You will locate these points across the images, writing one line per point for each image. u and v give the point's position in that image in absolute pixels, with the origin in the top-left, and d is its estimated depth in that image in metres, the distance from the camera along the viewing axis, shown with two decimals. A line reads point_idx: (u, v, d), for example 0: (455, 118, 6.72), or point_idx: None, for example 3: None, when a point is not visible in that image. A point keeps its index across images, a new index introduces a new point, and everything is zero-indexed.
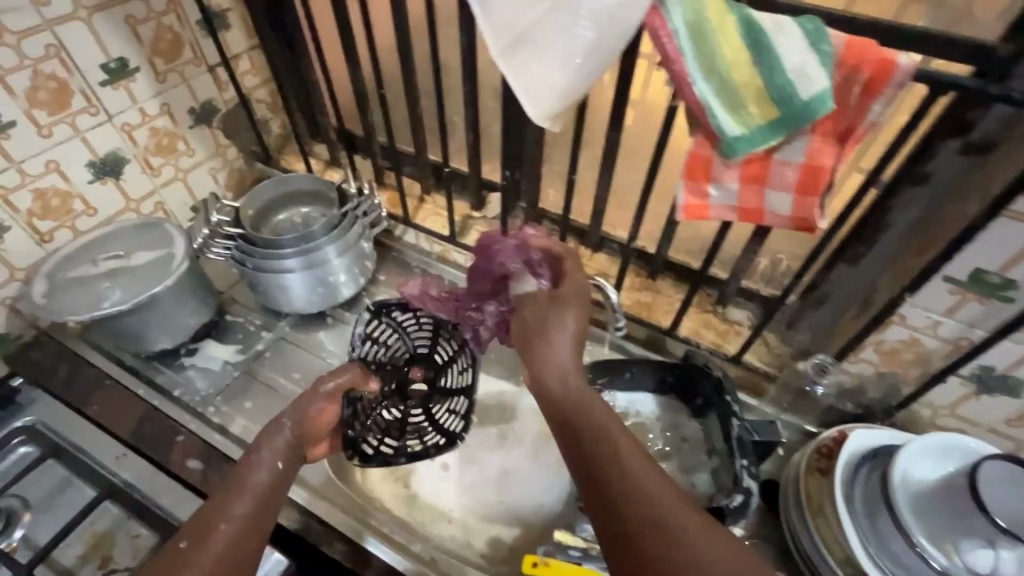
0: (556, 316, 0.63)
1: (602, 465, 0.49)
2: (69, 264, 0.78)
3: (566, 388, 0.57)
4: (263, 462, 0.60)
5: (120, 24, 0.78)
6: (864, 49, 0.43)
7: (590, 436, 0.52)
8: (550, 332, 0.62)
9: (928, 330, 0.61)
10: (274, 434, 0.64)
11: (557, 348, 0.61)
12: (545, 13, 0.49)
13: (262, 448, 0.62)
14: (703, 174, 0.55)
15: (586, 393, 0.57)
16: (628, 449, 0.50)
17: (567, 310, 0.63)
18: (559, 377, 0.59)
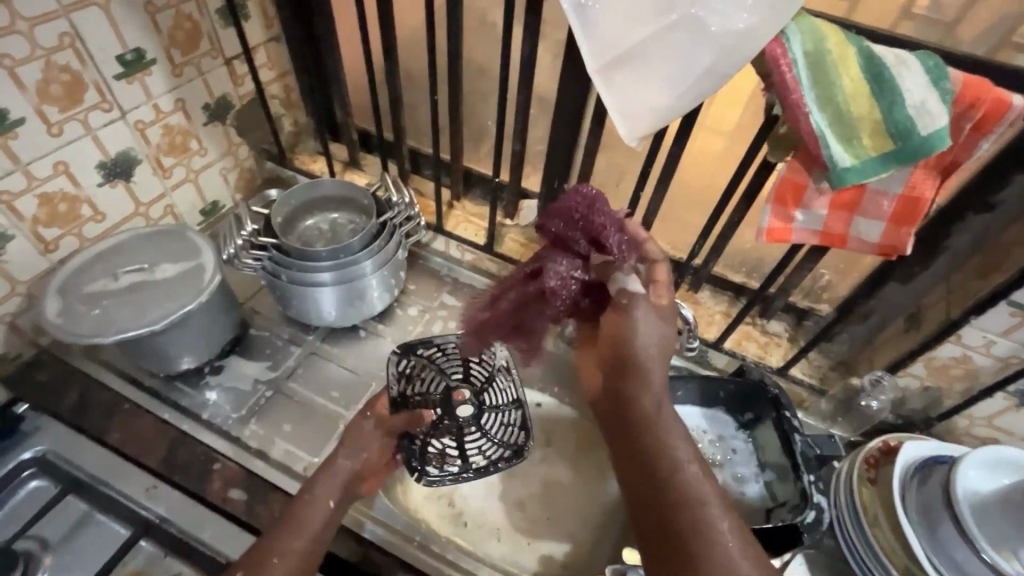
0: (636, 301, 0.57)
1: (659, 466, 0.47)
2: (83, 279, 0.71)
3: (630, 379, 0.53)
4: (318, 501, 0.62)
5: (139, 12, 0.71)
6: (983, 89, 0.44)
7: (649, 436, 0.49)
8: (631, 318, 0.56)
9: (981, 348, 0.64)
10: (337, 462, 0.66)
11: (637, 336, 0.55)
12: (656, 35, 0.48)
13: (315, 486, 0.64)
14: (792, 200, 0.55)
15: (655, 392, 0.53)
16: (691, 461, 0.47)
17: (652, 301, 0.57)
18: (631, 367, 0.54)
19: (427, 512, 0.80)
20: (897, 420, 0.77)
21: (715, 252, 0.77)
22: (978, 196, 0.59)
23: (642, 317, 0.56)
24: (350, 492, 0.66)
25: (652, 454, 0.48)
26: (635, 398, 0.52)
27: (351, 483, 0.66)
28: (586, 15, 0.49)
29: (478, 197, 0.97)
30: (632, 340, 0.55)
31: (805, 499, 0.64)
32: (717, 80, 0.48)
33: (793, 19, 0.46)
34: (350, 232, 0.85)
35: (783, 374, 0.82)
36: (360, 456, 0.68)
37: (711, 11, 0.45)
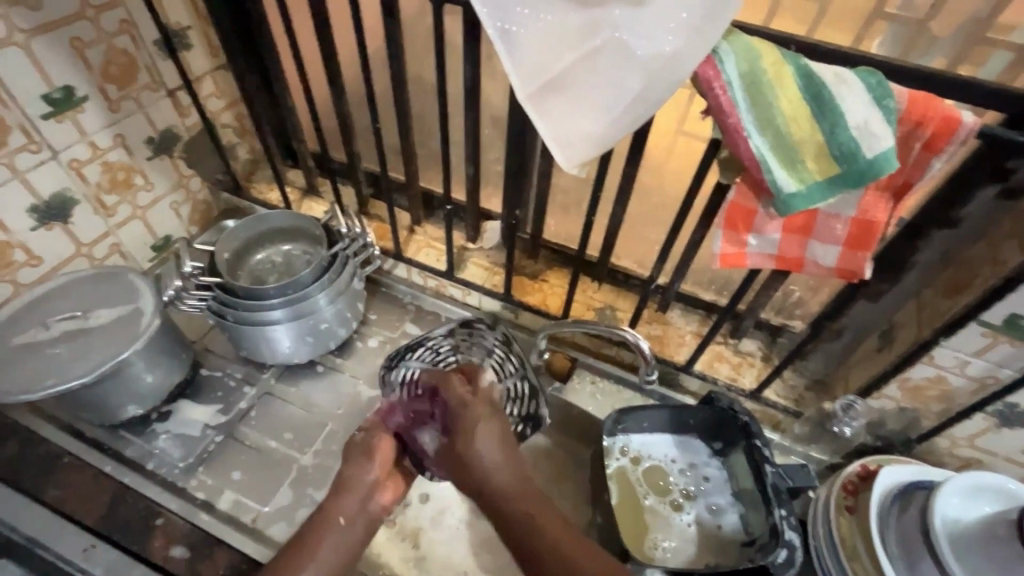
0: (470, 436, 0.59)
1: (531, 531, 0.51)
2: (15, 328, 0.68)
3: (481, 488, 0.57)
4: (328, 520, 0.58)
5: (66, 48, 0.69)
6: (928, 106, 0.42)
7: (530, 529, 0.52)
8: (467, 437, 0.59)
9: (955, 368, 0.61)
10: (352, 475, 0.62)
11: (475, 452, 0.58)
12: (579, 62, 0.45)
13: (328, 504, 0.60)
14: (743, 224, 0.52)
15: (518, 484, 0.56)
16: (554, 528, 0.51)
17: (480, 423, 0.60)
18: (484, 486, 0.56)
19: (389, 556, 0.74)
20: (877, 441, 0.73)
21: (677, 271, 0.73)
22: (941, 209, 0.56)
23: (477, 430, 0.59)
24: (367, 508, 0.61)
25: (521, 533, 0.52)
26: (503, 491, 0.55)
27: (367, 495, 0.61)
28: (511, 41, 0.46)
29: (439, 220, 0.93)
30: (478, 468, 0.57)
31: (777, 535, 0.61)
32: (650, 104, 0.45)
33: (726, 38, 0.43)
34: (303, 264, 0.82)
35: (757, 397, 0.78)
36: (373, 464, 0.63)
37: (636, 34, 0.43)
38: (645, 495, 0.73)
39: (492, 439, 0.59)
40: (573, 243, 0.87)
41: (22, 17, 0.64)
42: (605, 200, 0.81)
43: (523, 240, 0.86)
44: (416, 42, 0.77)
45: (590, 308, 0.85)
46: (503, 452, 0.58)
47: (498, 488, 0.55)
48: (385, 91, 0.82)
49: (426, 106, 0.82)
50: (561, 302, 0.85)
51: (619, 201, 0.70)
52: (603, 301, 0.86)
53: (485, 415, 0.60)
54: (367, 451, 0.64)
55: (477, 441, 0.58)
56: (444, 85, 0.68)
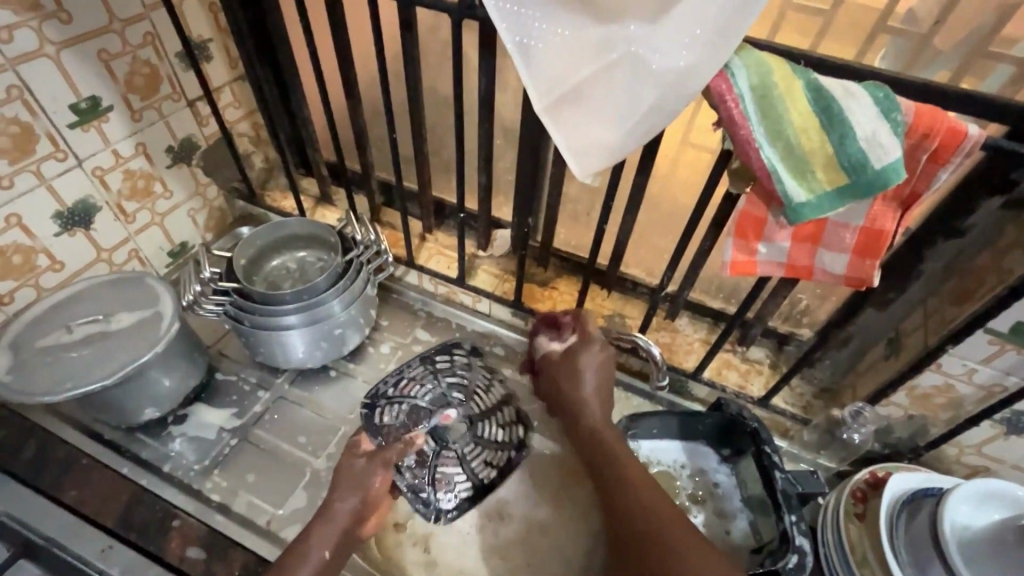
0: (576, 369, 0.69)
1: (616, 470, 0.59)
2: (38, 332, 0.70)
3: (576, 423, 0.67)
4: (313, 549, 0.60)
5: (93, 60, 0.71)
6: (935, 119, 0.43)
7: (616, 472, 0.59)
8: (574, 367, 0.70)
9: (962, 376, 0.61)
10: (335, 506, 0.64)
11: (580, 380, 0.69)
12: (595, 75, 0.47)
13: (312, 532, 0.61)
14: (753, 233, 0.53)
15: (616, 442, 0.63)
16: (640, 484, 0.57)
17: (590, 356, 0.70)
18: (577, 415, 0.67)
19: (400, 560, 0.75)
20: (885, 449, 0.74)
21: (687, 279, 0.74)
22: (946, 220, 0.57)
23: (585, 375, 0.69)
24: (349, 536, 0.64)
25: (603, 459, 0.61)
26: (589, 432, 0.65)
27: (350, 527, 0.64)
28: (529, 56, 0.47)
29: (450, 228, 0.94)
30: (566, 385, 0.70)
31: (786, 541, 0.61)
32: (664, 116, 0.47)
33: (738, 53, 0.45)
34: (317, 271, 0.83)
35: (765, 404, 0.79)
36: (358, 495, 0.66)
37: (651, 49, 0.44)
38: None
39: (595, 380, 0.69)
40: (584, 251, 0.88)
41: (54, 30, 0.66)
42: (615, 209, 0.82)
43: (533, 248, 0.88)
44: (431, 54, 0.79)
45: (600, 315, 0.87)
46: (601, 392, 0.68)
47: (593, 417, 0.66)
48: (400, 102, 0.83)
49: (439, 116, 0.84)
50: (570, 309, 0.87)
51: (630, 210, 0.71)
52: (612, 309, 0.88)
53: (596, 349, 0.70)
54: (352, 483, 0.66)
55: (579, 373, 0.69)
56: (459, 97, 0.69)
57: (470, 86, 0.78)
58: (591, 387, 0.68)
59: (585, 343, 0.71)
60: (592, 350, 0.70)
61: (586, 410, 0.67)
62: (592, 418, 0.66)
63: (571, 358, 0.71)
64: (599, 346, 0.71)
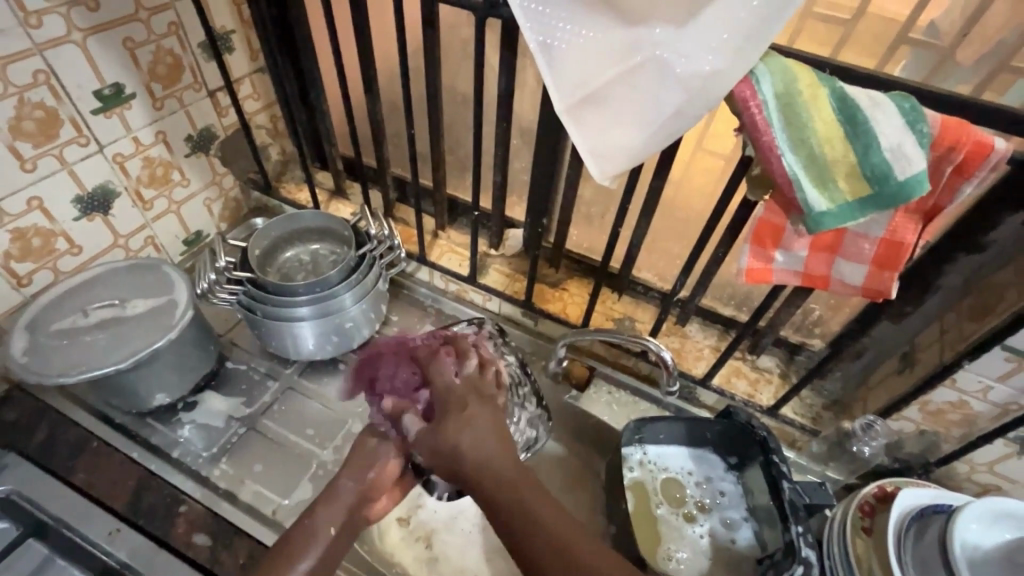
0: (460, 417, 0.56)
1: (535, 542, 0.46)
2: (53, 314, 0.71)
3: (461, 446, 0.54)
4: (319, 525, 0.58)
5: (118, 47, 0.72)
6: (962, 132, 0.43)
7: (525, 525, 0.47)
8: (459, 415, 0.56)
9: (977, 394, 0.61)
10: (340, 484, 0.62)
11: (464, 427, 0.55)
12: (619, 77, 0.47)
13: (317, 510, 0.59)
14: (771, 241, 0.53)
15: (502, 484, 0.50)
16: (551, 516, 0.47)
17: (460, 416, 0.56)
18: (471, 472, 0.52)
19: (403, 554, 0.75)
20: (894, 463, 0.73)
21: (699, 286, 0.74)
22: (969, 235, 0.57)
23: (468, 411, 0.57)
24: (355, 514, 0.62)
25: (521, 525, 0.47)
26: (486, 480, 0.51)
27: (355, 506, 0.61)
28: (553, 56, 0.47)
29: (462, 225, 0.95)
30: (448, 448, 0.55)
31: (793, 552, 0.60)
32: (686, 120, 0.47)
33: (763, 60, 0.45)
34: (330, 263, 0.83)
35: (774, 413, 0.79)
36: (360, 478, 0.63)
37: (675, 53, 0.44)
38: (659, 505, 0.73)
39: (485, 425, 0.55)
40: (596, 254, 0.88)
41: (81, 16, 0.67)
42: (630, 213, 0.82)
43: (546, 248, 0.88)
44: (452, 52, 0.79)
45: (610, 318, 0.86)
46: (496, 436, 0.55)
47: (493, 487, 0.50)
48: (418, 99, 0.84)
49: (456, 115, 0.84)
50: (580, 311, 0.87)
51: (645, 214, 0.71)
52: (622, 313, 0.87)
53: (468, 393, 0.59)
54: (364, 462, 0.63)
55: (464, 423, 0.55)
56: (478, 96, 0.69)
57: (490, 86, 0.79)
58: (463, 444, 0.54)
59: (450, 393, 0.60)
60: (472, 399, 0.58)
61: (461, 463, 0.53)
62: (490, 474, 0.51)
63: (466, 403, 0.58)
64: (477, 394, 0.59)
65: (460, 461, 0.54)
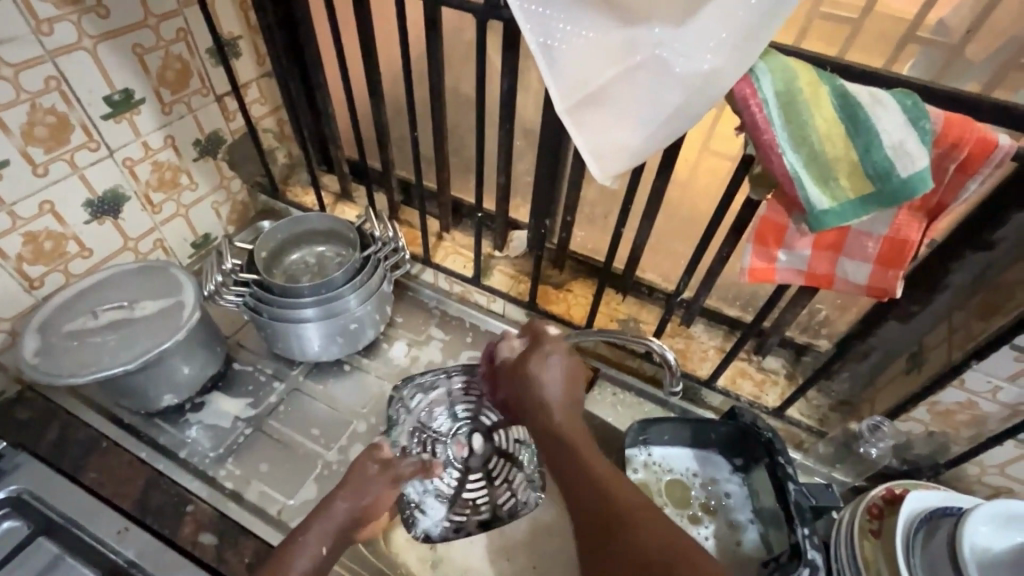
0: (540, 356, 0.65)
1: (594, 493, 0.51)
2: (64, 316, 0.72)
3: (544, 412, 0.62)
4: (309, 543, 0.59)
5: (127, 54, 0.73)
6: (965, 128, 0.42)
7: (607, 496, 0.50)
8: (534, 364, 0.65)
9: (986, 394, 0.60)
10: (334, 504, 0.63)
11: (542, 379, 0.64)
12: (618, 77, 0.47)
13: (311, 528, 0.60)
14: (773, 240, 0.53)
15: (572, 425, 0.60)
16: (613, 482, 0.52)
17: (550, 351, 0.65)
18: (541, 408, 0.62)
19: (407, 555, 0.75)
20: (903, 465, 0.73)
21: (703, 286, 0.73)
22: (975, 234, 0.56)
23: (552, 357, 0.65)
24: (343, 536, 0.62)
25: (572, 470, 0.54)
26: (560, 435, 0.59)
27: (347, 527, 0.63)
28: (552, 56, 0.48)
29: (467, 227, 0.95)
30: (535, 397, 0.63)
31: (799, 554, 0.60)
32: (686, 120, 0.47)
33: (763, 58, 0.44)
34: (335, 265, 0.84)
35: (780, 414, 0.78)
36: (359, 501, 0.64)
37: (674, 53, 0.44)
38: (664, 506, 0.73)
39: (559, 368, 0.64)
40: (600, 254, 0.88)
41: (92, 24, 0.68)
42: (633, 214, 0.82)
43: (550, 249, 0.88)
44: (455, 55, 0.79)
45: (614, 319, 0.86)
46: (568, 386, 0.63)
47: (563, 420, 0.60)
48: (422, 102, 0.84)
49: (459, 117, 0.84)
50: (584, 312, 0.86)
51: (647, 215, 0.71)
52: (626, 313, 0.87)
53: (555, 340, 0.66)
54: (358, 488, 0.65)
55: (546, 366, 0.64)
56: (480, 98, 0.70)
57: (493, 88, 0.79)
58: (555, 379, 0.64)
59: (542, 334, 0.68)
60: (560, 352, 0.66)
61: (547, 413, 0.61)
62: (555, 421, 0.61)
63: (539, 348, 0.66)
64: (569, 348, 0.67)
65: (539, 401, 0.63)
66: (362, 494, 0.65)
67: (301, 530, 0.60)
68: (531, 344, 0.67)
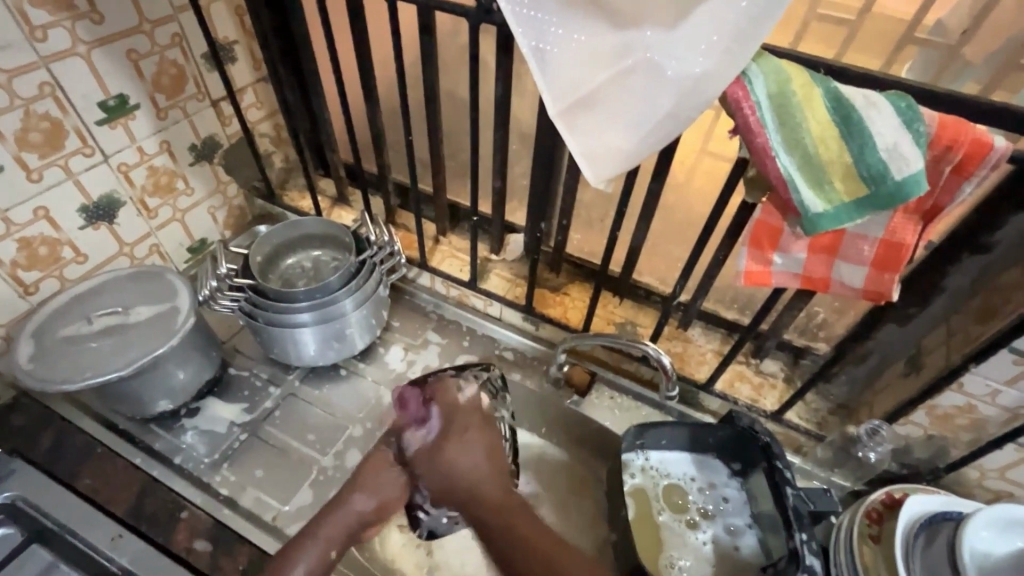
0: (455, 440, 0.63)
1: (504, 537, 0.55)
2: (58, 322, 0.72)
3: (456, 465, 0.61)
4: (317, 543, 0.61)
5: (122, 59, 0.73)
6: (959, 130, 0.42)
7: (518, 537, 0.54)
8: (458, 436, 0.63)
9: (985, 397, 0.60)
10: (352, 498, 0.64)
11: (464, 452, 0.62)
12: (610, 80, 0.47)
13: (319, 530, 0.62)
14: (769, 243, 0.52)
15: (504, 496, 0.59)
16: (543, 537, 0.54)
17: (470, 429, 0.64)
18: (473, 489, 0.59)
19: (404, 561, 0.75)
20: (903, 469, 0.72)
21: (699, 289, 0.73)
22: (973, 236, 0.56)
23: (468, 432, 0.63)
24: (353, 535, 0.64)
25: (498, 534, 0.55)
26: (492, 513, 0.57)
27: (356, 529, 0.64)
28: (545, 60, 0.48)
29: (463, 231, 0.95)
30: (460, 473, 0.61)
31: (797, 560, 0.59)
32: (679, 121, 0.46)
33: (755, 60, 0.44)
34: (331, 270, 0.84)
35: (779, 418, 0.77)
36: (373, 499, 0.65)
37: (666, 55, 0.44)
38: (661, 511, 0.72)
39: (479, 445, 0.63)
40: (596, 258, 0.87)
41: (86, 30, 0.68)
42: (629, 216, 0.81)
43: (546, 253, 0.88)
44: (449, 59, 0.79)
45: (610, 322, 0.86)
46: (488, 464, 0.61)
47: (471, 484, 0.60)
48: (418, 105, 0.84)
49: (455, 121, 0.84)
50: (581, 316, 0.86)
51: (643, 218, 0.71)
52: (624, 317, 0.87)
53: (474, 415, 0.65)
54: (373, 488, 0.65)
55: (464, 449, 0.62)
56: (475, 101, 0.69)
57: (488, 92, 0.79)
58: (476, 465, 0.61)
59: (456, 409, 0.66)
60: (473, 425, 0.64)
61: (480, 485, 0.59)
62: (491, 505, 0.58)
63: (458, 407, 0.66)
64: (480, 420, 0.65)
65: (464, 493, 0.60)
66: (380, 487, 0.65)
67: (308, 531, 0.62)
68: (447, 419, 0.65)
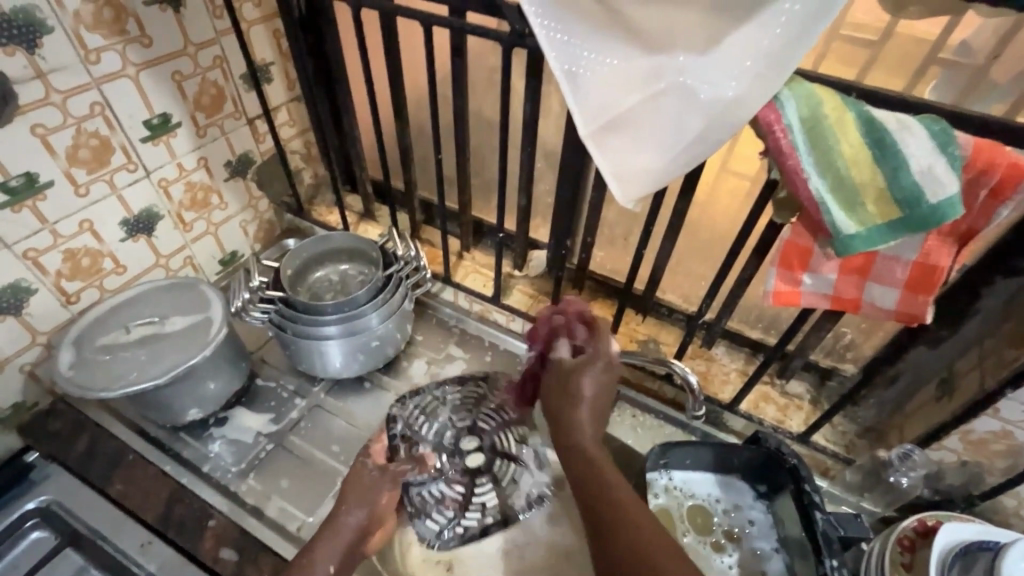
0: (580, 367, 0.63)
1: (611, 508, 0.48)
2: (98, 330, 0.74)
3: (569, 406, 0.61)
4: (319, 564, 0.60)
5: (167, 80, 0.76)
6: (995, 154, 0.42)
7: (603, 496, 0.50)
8: (579, 380, 0.63)
9: (1022, 423, 0.58)
10: (342, 519, 0.64)
11: (581, 386, 0.62)
12: (642, 103, 0.48)
13: (316, 547, 0.61)
14: (799, 264, 0.53)
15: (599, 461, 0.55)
16: (624, 495, 0.50)
17: (604, 372, 0.63)
18: (570, 433, 0.59)
19: None
20: (935, 496, 0.70)
21: (724, 308, 0.73)
22: (1006, 259, 0.55)
23: (587, 377, 0.62)
24: (352, 554, 0.64)
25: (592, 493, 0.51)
26: (590, 466, 0.54)
27: (354, 544, 0.64)
28: (577, 82, 0.49)
29: (487, 247, 0.96)
30: (577, 397, 0.61)
31: None
32: (709, 145, 0.47)
33: (788, 85, 0.45)
34: (358, 284, 0.85)
35: (805, 440, 0.77)
36: (364, 509, 0.66)
37: (699, 79, 0.44)
38: (685, 532, 0.71)
39: (598, 381, 0.63)
40: (620, 275, 0.88)
41: (136, 53, 0.72)
42: (654, 235, 0.82)
43: (569, 269, 0.88)
44: (478, 81, 0.81)
45: (633, 340, 0.86)
46: (598, 398, 0.62)
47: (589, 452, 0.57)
48: (446, 125, 0.87)
49: (482, 140, 0.86)
50: (604, 332, 0.86)
51: (668, 237, 0.71)
52: (647, 334, 0.87)
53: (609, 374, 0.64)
54: (361, 497, 0.66)
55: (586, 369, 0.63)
56: (503, 122, 0.71)
57: (515, 112, 0.81)
58: (589, 394, 0.62)
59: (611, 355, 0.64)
60: (596, 369, 0.63)
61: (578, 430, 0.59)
62: (584, 446, 0.57)
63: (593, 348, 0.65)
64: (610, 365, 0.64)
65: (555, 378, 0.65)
66: (368, 501, 0.67)
67: (306, 554, 0.61)
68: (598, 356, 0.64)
